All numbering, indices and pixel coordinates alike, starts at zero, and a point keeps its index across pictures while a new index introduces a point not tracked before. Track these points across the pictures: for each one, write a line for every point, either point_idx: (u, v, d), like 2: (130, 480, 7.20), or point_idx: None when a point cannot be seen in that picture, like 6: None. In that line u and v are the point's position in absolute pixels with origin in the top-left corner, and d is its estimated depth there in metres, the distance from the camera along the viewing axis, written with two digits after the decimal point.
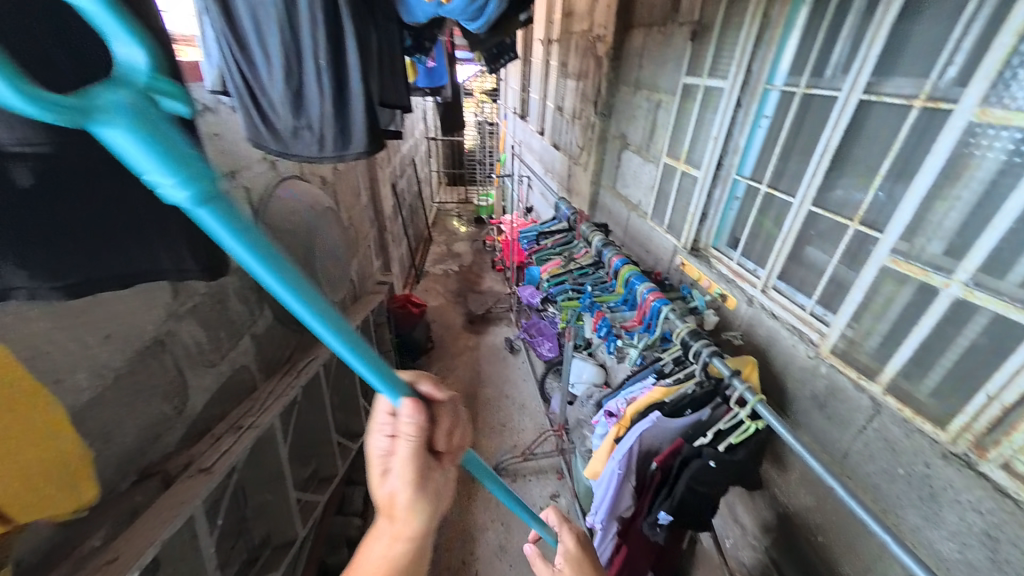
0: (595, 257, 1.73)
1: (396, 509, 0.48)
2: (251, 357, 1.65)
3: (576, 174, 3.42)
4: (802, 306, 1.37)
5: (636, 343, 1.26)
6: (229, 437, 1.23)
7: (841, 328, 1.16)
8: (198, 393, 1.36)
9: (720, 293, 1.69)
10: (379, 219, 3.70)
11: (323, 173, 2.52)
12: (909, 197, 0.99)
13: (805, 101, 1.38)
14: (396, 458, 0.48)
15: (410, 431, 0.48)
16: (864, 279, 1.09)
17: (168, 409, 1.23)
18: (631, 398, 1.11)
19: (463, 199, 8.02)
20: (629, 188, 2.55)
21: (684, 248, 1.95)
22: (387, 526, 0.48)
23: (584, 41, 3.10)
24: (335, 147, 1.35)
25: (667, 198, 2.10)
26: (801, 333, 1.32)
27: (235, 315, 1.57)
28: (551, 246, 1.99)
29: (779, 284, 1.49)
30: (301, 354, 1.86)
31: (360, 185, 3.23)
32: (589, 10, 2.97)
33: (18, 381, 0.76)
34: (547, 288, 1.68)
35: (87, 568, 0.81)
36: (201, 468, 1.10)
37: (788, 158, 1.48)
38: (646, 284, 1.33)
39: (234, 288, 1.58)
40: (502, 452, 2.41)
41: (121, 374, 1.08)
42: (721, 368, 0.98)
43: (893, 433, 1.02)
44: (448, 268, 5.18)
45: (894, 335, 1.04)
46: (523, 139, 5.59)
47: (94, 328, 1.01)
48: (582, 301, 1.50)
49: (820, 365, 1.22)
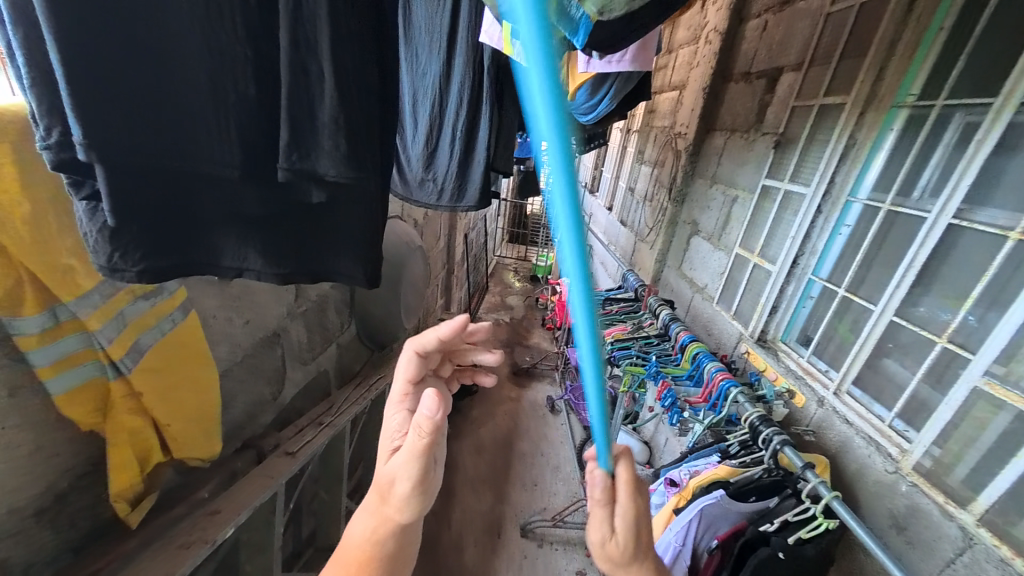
0: (661, 329, 1.79)
1: (393, 489, 0.64)
2: (332, 364, 1.82)
3: (640, 250, 3.56)
4: (880, 417, 1.32)
5: (701, 419, 1.27)
6: (312, 430, 1.37)
7: (925, 446, 1.12)
8: (291, 385, 1.53)
9: (787, 388, 1.67)
10: (450, 262, 4.01)
11: (417, 215, 2.86)
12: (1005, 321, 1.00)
13: (890, 216, 1.45)
14: (408, 445, 0.63)
15: (425, 428, 0.62)
16: (954, 397, 1.06)
17: (268, 394, 1.39)
18: (694, 472, 1.12)
19: (521, 257, 8.41)
20: (696, 271, 2.62)
21: (750, 337, 1.96)
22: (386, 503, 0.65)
23: (664, 135, 3.39)
24: (451, 199, 1.58)
25: (736, 286, 2.15)
26: (878, 444, 1.27)
27: (330, 324, 1.78)
28: (617, 312, 2.08)
29: (854, 390, 1.45)
30: (370, 371, 2.02)
31: (441, 230, 3.58)
32: (673, 109, 3.27)
33: (202, 339, 0.95)
34: (612, 350, 1.75)
35: (196, 514, 0.93)
36: (287, 451, 1.23)
37: (869, 266, 1.52)
38: (715, 362, 1.35)
39: (335, 300, 1.80)
40: (531, 512, 2.34)
41: (247, 354, 1.27)
42: (793, 458, 0.98)
43: (988, 572, 0.93)
44: (499, 318, 5.36)
45: (985, 462, 0.99)
46: (589, 210, 5.92)
47: (239, 312, 1.22)
48: (647, 367, 1.53)
49: (899, 482, 1.16)
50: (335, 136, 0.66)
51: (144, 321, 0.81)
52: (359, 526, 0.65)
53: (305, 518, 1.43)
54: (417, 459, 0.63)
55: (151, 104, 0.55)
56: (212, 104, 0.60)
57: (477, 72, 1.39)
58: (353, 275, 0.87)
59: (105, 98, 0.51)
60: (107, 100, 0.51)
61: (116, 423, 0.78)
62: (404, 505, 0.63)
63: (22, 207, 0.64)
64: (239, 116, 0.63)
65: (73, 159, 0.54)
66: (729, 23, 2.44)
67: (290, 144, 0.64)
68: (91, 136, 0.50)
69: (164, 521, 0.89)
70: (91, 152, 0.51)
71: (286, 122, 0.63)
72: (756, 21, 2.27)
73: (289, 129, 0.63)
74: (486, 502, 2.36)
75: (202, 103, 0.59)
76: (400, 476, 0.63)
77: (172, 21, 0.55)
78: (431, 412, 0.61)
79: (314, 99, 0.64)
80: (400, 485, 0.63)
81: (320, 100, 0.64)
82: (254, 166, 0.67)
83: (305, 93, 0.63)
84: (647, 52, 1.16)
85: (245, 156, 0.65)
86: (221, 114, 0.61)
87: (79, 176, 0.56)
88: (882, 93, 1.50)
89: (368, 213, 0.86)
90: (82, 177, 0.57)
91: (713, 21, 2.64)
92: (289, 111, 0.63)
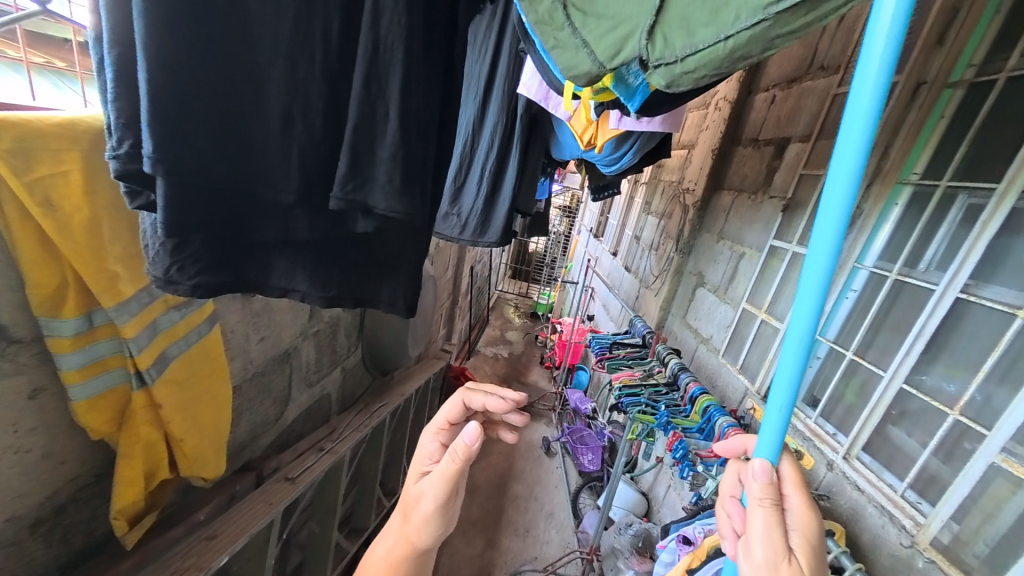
0: (670, 378, 1.79)
1: (415, 511, 0.62)
2: (335, 387, 1.79)
3: (644, 297, 3.61)
4: (892, 486, 1.30)
5: (714, 475, 1.24)
6: (313, 455, 1.33)
7: (943, 520, 1.10)
8: (294, 407, 1.50)
9: (795, 449, 1.65)
10: (455, 293, 4.04)
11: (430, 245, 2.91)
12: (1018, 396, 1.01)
13: (897, 285, 1.49)
14: (438, 469, 0.63)
15: (458, 454, 0.62)
16: (972, 472, 1.06)
17: (272, 414, 1.36)
18: (708, 530, 1.08)
19: (521, 293, 8.47)
20: (700, 322, 2.65)
21: (756, 393, 1.94)
22: (406, 524, 0.63)
23: (672, 188, 3.53)
24: (474, 233, 1.61)
25: (743, 340, 2.17)
26: (891, 514, 1.24)
27: (338, 347, 1.77)
28: (624, 357, 2.08)
29: (863, 455, 1.44)
30: (372, 398, 1.99)
31: (450, 261, 3.63)
32: (681, 165, 3.43)
33: (218, 351, 0.93)
34: (620, 396, 1.73)
35: (192, 537, 0.88)
36: (287, 476, 1.19)
37: (876, 331, 1.55)
38: (727, 417, 1.34)
39: (346, 323, 1.80)
40: (523, 562, 2.22)
41: (257, 372, 1.26)
42: None
43: None
44: (498, 353, 5.32)
45: (1006, 542, 0.97)
46: (593, 253, 6.04)
47: (257, 329, 1.22)
48: (658, 417, 1.51)
49: (916, 557, 1.13)
50: (391, 170, 0.69)
51: (173, 331, 0.80)
52: (382, 542, 0.64)
53: (294, 550, 1.35)
54: (447, 482, 0.62)
55: (222, 126, 0.57)
56: (281, 131, 0.63)
57: (511, 119, 1.46)
58: (392, 301, 0.92)
59: (183, 118, 0.53)
60: (182, 116, 0.53)
61: (131, 433, 0.74)
62: (425, 528, 0.61)
63: (84, 212, 0.64)
64: (311, 143, 0.67)
65: (139, 171, 0.54)
66: (740, 93, 2.61)
67: (348, 174, 0.66)
68: (164, 151, 0.51)
69: (162, 543, 0.85)
70: (160, 167, 0.52)
71: (347, 154, 0.66)
72: (764, 94, 2.44)
73: (349, 160, 0.66)
74: (476, 547, 2.25)
75: (270, 131, 0.62)
76: (429, 496, 0.62)
77: (257, 54, 0.59)
78: (471, 441, 0.61)
79: (376, 135, 0.67)
80: (427, 503, 0.61)
81: (381, 136, 0.67)
82: (308, 193, 0.69)
83: (369, 129, 0.67)
84: (674, 115, 1.25)
85: (302, 183, 0.66)
86: (287, 142, 0.64)
87: (139, 186, 0.56)
88: (887, 170, 1.59)
89: (408, 244, 0.92)
90: (140, 187, 0.57)
91: (723, 90, 2.83)
92: (351, 144, 0.66)
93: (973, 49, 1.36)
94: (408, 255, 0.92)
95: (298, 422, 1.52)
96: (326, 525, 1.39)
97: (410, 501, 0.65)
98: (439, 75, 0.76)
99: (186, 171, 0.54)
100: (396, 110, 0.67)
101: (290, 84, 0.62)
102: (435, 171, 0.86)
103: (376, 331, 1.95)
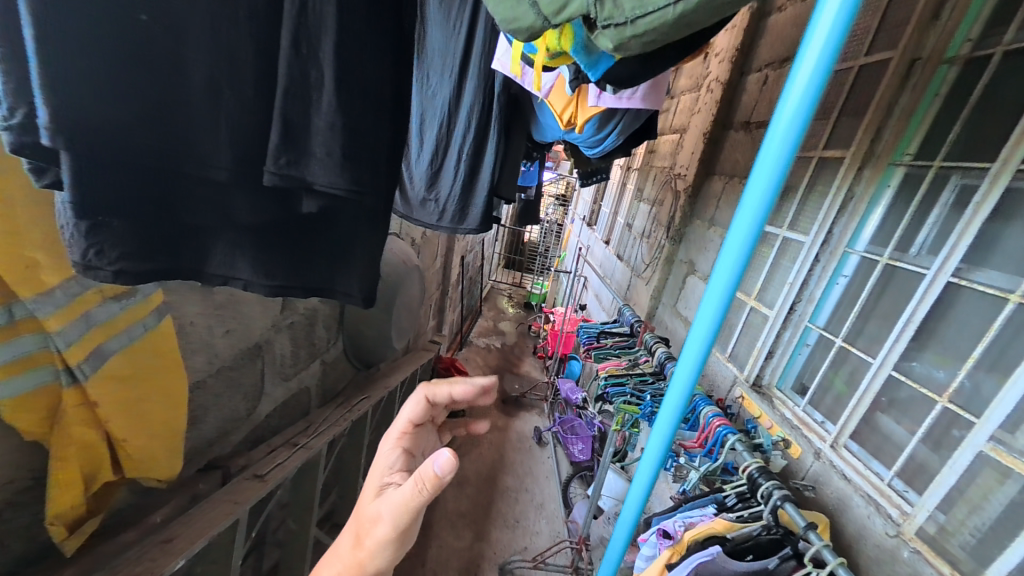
0: (656, 368, 1.75)
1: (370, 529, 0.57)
2: (315, 381, 1.75)
3: (635, 285, 3.57)
4: (879, 475, 1.27)
5: (696, 466, 1.19)
6: (287, 451, 1.28)
7: (929, 511, 1.07)
8: (268, 401, 1.45)
9: (783, 438, 1.62)
10: (444, 284, 4.00)
11: (414, 234, 2.84)
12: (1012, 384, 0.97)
13: (888, 270, 1.46)
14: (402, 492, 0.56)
15: (427, 480, 0.55)
16: (959, 463, 1.03)
17: (242, 410, 1.31)
18: (690, 524, 1.04)
19: (516, 284, 8.44)
20: (691, 310, 2.62)
21: (746, 382, 1.92)
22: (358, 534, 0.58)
23: (664, 175, 3.47)
24: (453, 220, 1.56)
25: (733, 329, 2.14)
26: (878, 504, 1.21)
27: (317, 339, 1.72)
28: (611, 346, 2.05)
29: (851, 444, 1.41)
30: (354, 391, 1.94)
31: (438, 250, 3.58)
32: (673, 151, 3.37)
33: (173, 346, 0.88)
34: (606, 386, 1.70)
35: (147, 542, 0.84)
36: (256, 474, 1.13)
37: (866, 319, 1.51)
38: (712, 407, 1.32)
39: (324, 316, 1.75)
40: (512, 552, 2.22)
41: (223, 366, 1.21)
42: (795, 517, 0.93)
43: None
44: (490, 343, 5.30)
45: (994, 533, 0.95)
46: (586, 242, 6.00)
47: (222, 321, 1.17)
48: (642, 407, 1.48)
49: (901, 548, 1.10)
50: (328, 143, 0.64)
51: (113, 325, 0.74)
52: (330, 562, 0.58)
53: (270, 547, 1.31)
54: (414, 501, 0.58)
55: (138, 93, 0.49)
56: (209, 101, 0.57)
57: (489, 99, 1.39)
58: (348, 292, 0.88)
59: (95, 79, 0.46)
60: (96, 77, 0.46)
61: (63, 434, 0.69)
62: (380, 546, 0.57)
63: None
64: (239, 112, 0.60)
65: (38, 144, 0.49)
66: (731, 76, 2.54)
67: (281, 146, 0.61)
68: (69, 120, 0.45)
69: (111, 548, 0.80)
70: (58, 138, 0.45)
71: (278, 121, 0.60)
72: (756, 76, 2.37)
73: (281, 129, 0.60)
74: (465, 540, 2.24)
75: (202, 101, 0.56)
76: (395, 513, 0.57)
77: None
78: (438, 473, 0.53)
79: (311, 105, 0.62)
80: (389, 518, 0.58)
81: (317, 106, 0.62)
82: (244, 168, 0.63)
83: (301, 98, 0.61)
84: (657, 90, 1.18)
85: (236, 157, 0.61)
86: (214, 113, 0.57)
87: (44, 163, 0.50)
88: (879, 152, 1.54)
89: (361, 226, 0.86)
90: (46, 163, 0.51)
91: (715, 72, 2.75)
92: (281, 113, 0.60)
93: (968, 25, 1.30)
94: (369, 246, 0.88)
95: (272, 416, 1.48)
96: (303, 523, 1.34)
97: (361, 517, 0.59)
98: (389, 43, 0.69)
99: (91, 138, 0.47)
100: (330, 77, 0.62)
101: (214, 47, 0.55)
102: (393, 149, 0.79)
103: (358, 322, 1.90)
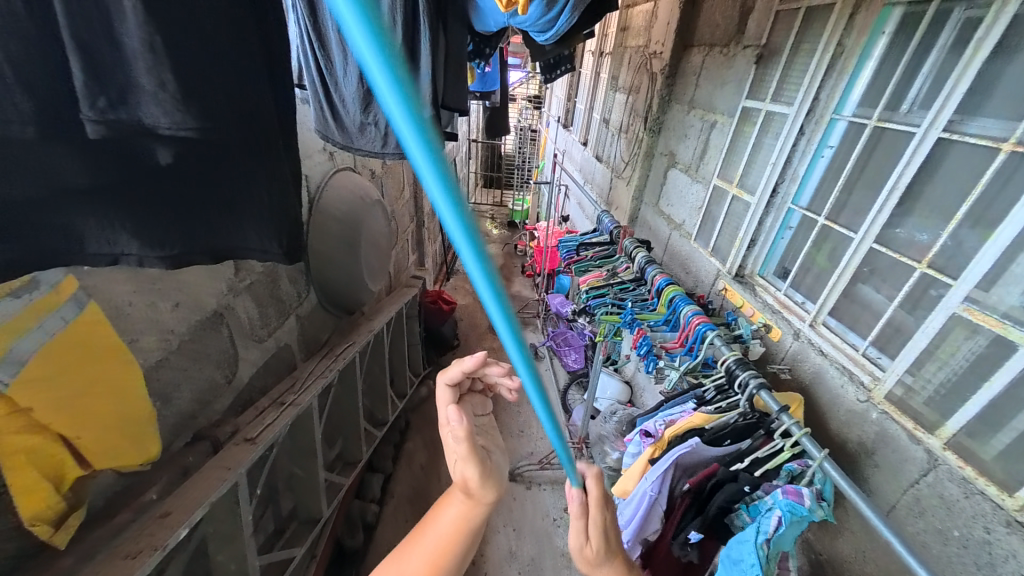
0: (637, 274, 1.71)
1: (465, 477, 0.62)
2: (293, 337, 1.72)
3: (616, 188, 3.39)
4: (855, 346, 1.29)
5: (677, 366, 1.22)
6: (275, 411, 1.27)
7: (897, 375, 1.10)
8: (244, 365, 1.42)
9: (764, 323, 1.63)
10: (418, 215, 3.85)
11: (373, 166, 2.60)
12: (1006, 280, 0.92)
13: (876, 134, 1.30)
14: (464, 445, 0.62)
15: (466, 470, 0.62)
16: (931, 325, 1.03)
17: (219, 377, 1.29)
18: (669, 420, 1.10)
19: (497, 203, 8.16)
20: (673, 206, 2.51)
21: (728, 273, 1.88)
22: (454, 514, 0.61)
23: (638, 57, 3.08)
24: (398, 145, 1.44)
25: (714, 220, 2.05)
26: (851, 373, 1.25)
27: (285, 296, 1.64)
28: (590, 257, 1.99)
29: (829, 320, 1.41)
30: (338, 338, 1.93)
31: (404, 180, 3.36)
32: (647, 24, 2.93)
33: (103, 318, 0.78)
34: (585, 299, 1.67)
35: (145, 519, 0.87)
36: (246, 437, 1.15)
37: (851, 190, 1.40)
38: (692, 306, 1.30)
39: (287, 269, 1.66)
40: (519, 458, 2.41)
41: (185, 341, 1.14)
42: (769, 401, 0.94)
43: (949, 490, 0.95)
44: (478, 268, 5.30)
45: (956, 386, 0.98)
46: (563, 147, 5.64)
47: (166, 296, 1.08)
48: (622, 316, 1.46)
49: (870, 410, 1.16)
50: (158, 67, 0.47)
51: (17, 325, 0.65)
52: None
53: (284, 495, 1.39)
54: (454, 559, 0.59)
55: None
56: None
57: None
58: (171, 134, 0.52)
59: None
60: None
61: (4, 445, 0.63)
62: None
63: None
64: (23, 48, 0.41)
65: None
66: None
67: (89, 80, 0.44)
68: None
69: (103, 535, 0.81)
70: None
71: (70, 48, 0.43)
72: None
73: (84, 61, 0.44)
74: None
75: None
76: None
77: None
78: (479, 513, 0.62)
79: (112, 14, 0.44)
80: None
81: (116, 11, 0.44)
82: (60, 123, 0.46)
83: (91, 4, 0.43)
84: None
85: (42, 107, 0.43)
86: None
87: None
88: None
89: (238, 128, 0.60)
90: None
91: None
92: (72, 34, 0.43)
93: None
94: (126, 168, 0.53)
95: (253, 379, 1.45)
96: (309, 470, 1.39)
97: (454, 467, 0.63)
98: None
99: None
100: None
101: None
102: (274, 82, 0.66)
103: (326, 270, 1.83)
